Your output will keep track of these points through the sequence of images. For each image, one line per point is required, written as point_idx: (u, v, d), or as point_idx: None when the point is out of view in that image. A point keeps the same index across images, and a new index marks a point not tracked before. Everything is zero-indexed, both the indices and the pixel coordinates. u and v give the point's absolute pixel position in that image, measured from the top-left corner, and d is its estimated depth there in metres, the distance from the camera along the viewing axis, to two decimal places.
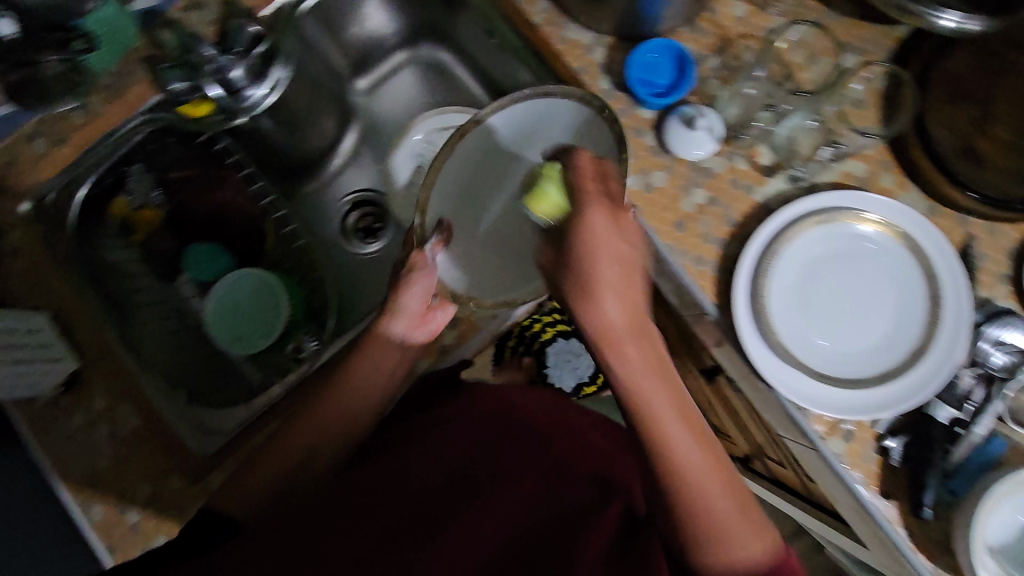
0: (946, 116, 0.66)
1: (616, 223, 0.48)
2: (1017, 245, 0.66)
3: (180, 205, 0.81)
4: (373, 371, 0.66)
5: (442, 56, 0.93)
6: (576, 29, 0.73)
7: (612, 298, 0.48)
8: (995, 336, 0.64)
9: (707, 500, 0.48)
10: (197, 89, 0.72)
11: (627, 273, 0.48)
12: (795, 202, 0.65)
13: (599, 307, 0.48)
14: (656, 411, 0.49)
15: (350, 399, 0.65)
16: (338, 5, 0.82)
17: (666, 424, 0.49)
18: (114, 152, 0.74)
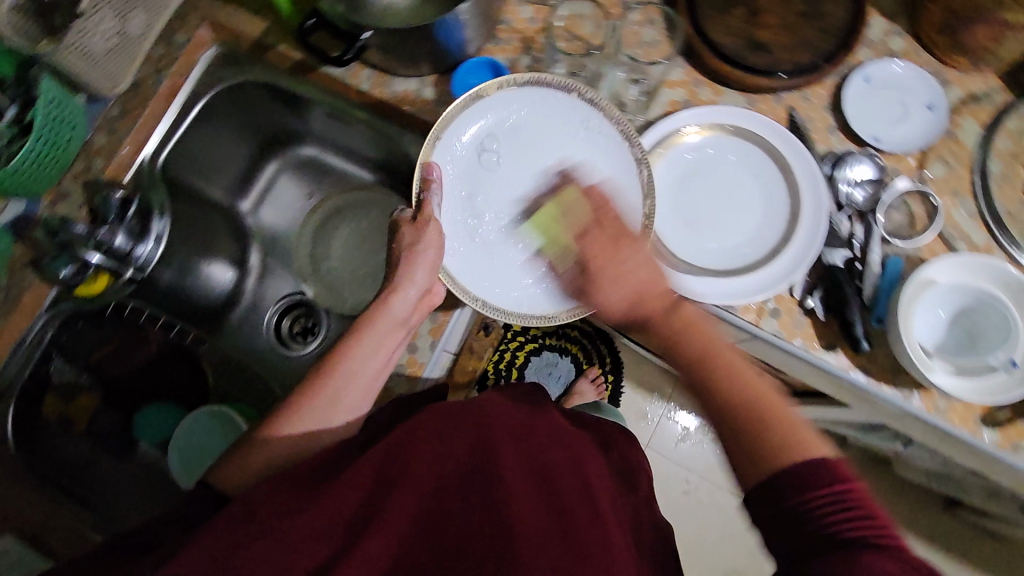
0: (725, 24, 0.77)
1: (597, 222, 0.62)
2: (830, 100, 0.76)
3: (111, 382, 0.84)
4: (373, 363, 0.68)
5: (309, 151, 0.99)
6: (402, 81, 0.81)
7: (643, 260, 0.58)
8: (847, 176, 0.73)
9: (727, 394, 0.49)
10: (83, 268, 0.73)
11: (599, 208, 0.64)
12: (652, 127, 0.74)
13: (629, 281, 0.57)
14: (688, 336, 0.53)
15: (351, 382, 0.67)
16: (195, 148, 0.88)
17: (725, 361, 0.50)
18: (28, 359, 0.75)
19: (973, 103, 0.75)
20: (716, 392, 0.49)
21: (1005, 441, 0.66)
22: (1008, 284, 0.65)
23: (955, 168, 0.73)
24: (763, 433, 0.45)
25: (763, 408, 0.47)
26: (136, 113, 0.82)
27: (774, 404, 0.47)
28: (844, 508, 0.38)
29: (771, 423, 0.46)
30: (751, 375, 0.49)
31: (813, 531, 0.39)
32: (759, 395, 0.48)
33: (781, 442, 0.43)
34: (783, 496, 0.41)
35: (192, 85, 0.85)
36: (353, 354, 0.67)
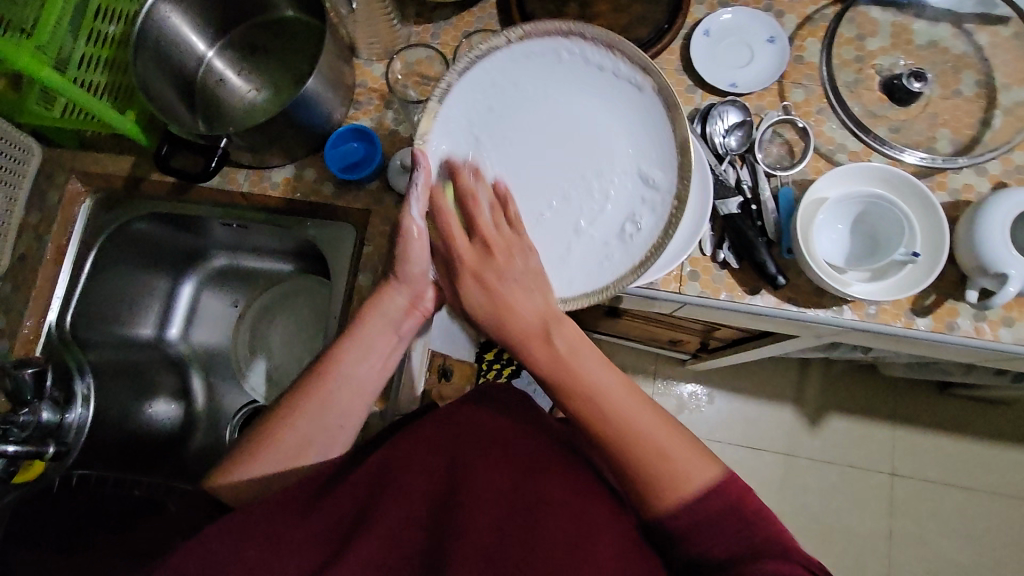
0: None
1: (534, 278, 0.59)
2: (681, 62, 0.78)
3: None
4: (372, 357, 0.66)
5: (220, 261, 0.99)
6: (279, 171, 0.81)
7: (525, 295, 0.59)
8: (718, 127, 0.74)
9: (610, 432, 0.55)
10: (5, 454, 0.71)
11: (509, 241, 0.60)
12: None
13: (496, 295, 0.59)
14: (576, 364, 0.57)
15: (344, 385, 0.64)
16: (101, 297, 0.87)
17: (576, 359, 0.57)
18: None
19: (810, 24, 0.78)
20: (609, 430, 0.55)
21: (939, 323, 0.68)
22: (893, 181, 0.67)
23: (814, 87, 0.76)
24: (637, 459, 0.54)
25: (631, 442, 0.54)
26: (28, 284, 0.81)
27: (653, 429, 0.55)
28: (723, 520, 0.50)
29: (654, 458, 0.54)
30: (626, 408, 0.56)
31: (681, 528, 0.51)
32: (617, 417, 0.55)
33: (682, 475, 0.53)
34: (683, 533, 0.51)
35: (78, 238, 0.83)
36: (347, 357, 0.65)
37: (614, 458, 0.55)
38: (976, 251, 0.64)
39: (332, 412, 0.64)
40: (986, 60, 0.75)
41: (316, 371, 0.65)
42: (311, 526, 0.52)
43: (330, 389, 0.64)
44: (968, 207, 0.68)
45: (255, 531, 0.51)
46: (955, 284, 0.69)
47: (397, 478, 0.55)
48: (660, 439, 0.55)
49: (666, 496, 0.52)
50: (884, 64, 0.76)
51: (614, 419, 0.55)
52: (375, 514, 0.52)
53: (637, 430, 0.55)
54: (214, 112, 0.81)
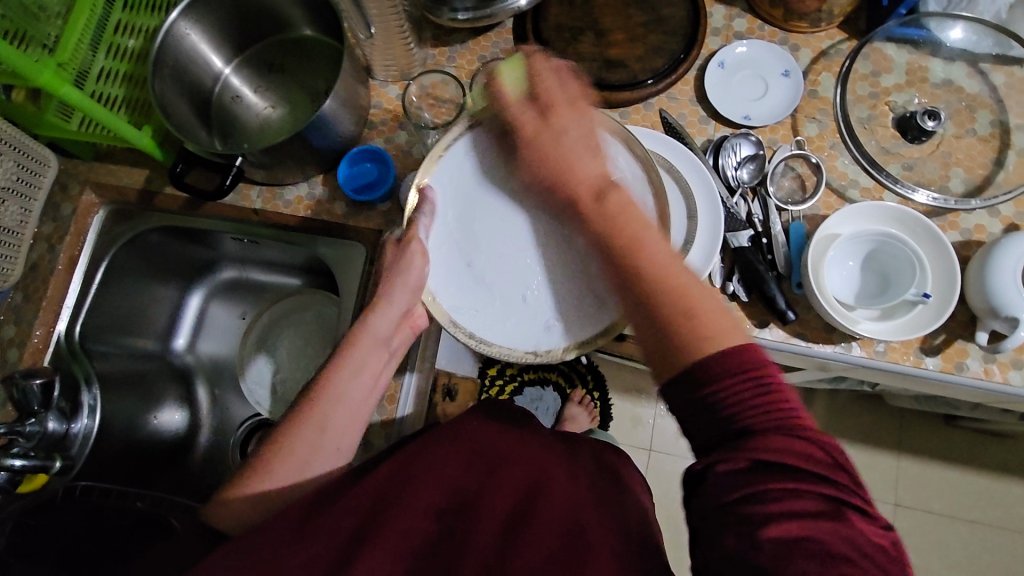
0: (577, 54, 0.79)
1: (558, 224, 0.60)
2: (695, 92, 0.78)
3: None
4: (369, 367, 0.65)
5: (228, 274, 0.99)
6: (291, 188, 0.82)
7: (585, 157, 0.55)
8: (730, 160, 0.74)
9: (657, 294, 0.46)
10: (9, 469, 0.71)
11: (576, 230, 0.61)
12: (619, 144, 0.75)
13: (568, 161, 0.55)
14: (626, 218, 0.50)
15: (337, 406, 0.62)
16: (109, 308, 0.87)
17: (637, 229, 0.49)
18: None
19: (825, 59, 0.78)
20: (658, 291, 0.46)
21: (948, 364, 0.68)
22: (904, 219, 0.67)
23: (827, 122, 0.76)
24: (672, 314, 0.45)
25: (684, 305, 0.45)
26: (39, 294, 0.81)
27: (705, 298, 0.46)
28: (750, 382, 0.41)
29: (693, 321, 0.44)
30: (677, 274, 0.47)
31: (716, 387, 0.41)
32: (669, 274, 0.47)
33: (709, 326, 0.44)
34: (707, 382, 0.42)
35: (90, 248, 0.84)
36: (341, 376, 0.63)
37: (659, 320, 0.46)
38: (987, 293, 0.64)
39: (324, 437, 0.61)
40: (999, 101, 0.75)
41: (305, 395, 0.63)
42: (310, 548, 0.50)
43: (323, 408, 0.61)
44: (980, 249, 0.68)
45: (254, 562, 0.49)
46: (965, 325, 0.68)
47: (400, 494, 0.56)
48: (711, 309, 0.45)
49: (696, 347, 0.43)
50: (899, 101, 0.76)
51: (645, 260, 0.48)
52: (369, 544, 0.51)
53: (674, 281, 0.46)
54: (230, 128, 0.82)
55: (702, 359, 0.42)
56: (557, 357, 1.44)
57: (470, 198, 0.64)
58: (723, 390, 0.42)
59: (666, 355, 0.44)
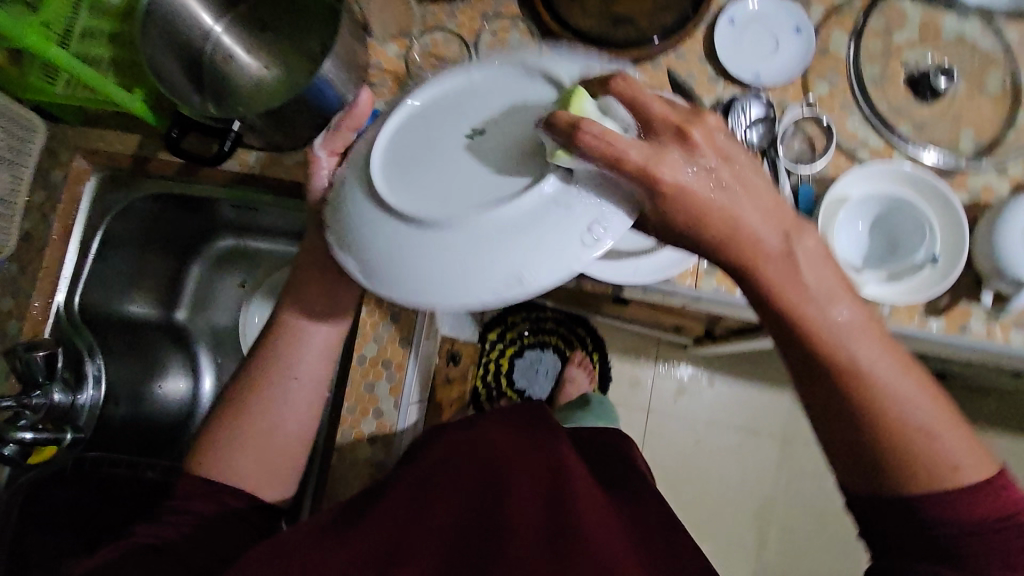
0: (582, 10, 0.76)
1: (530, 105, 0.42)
2: (704, 50, 0.76)
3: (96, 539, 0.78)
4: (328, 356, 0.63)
5: (227, 242, 0.97)
6: (289, 154, 0.79)
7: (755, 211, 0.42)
8: (742, 120, 0.72)
9: (880, 430, 0.43)
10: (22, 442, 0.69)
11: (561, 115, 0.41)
12: None
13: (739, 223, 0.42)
14: (851, 345, 0.42)
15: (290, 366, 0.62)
16: (106, 277, 0.86)
17: (848, 347, 0.42)
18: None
19: (837, 14, 0.76)
20: (872, 414, 0.43)
21: (952, 325, 0.69)
22: (915, 182, 0.67)
23: (838, 81, 0.74)
24: (904, 455, 0.42)
25: (906, 442, 0.42)
26: (34, 265, 0.79)
27: (917, 415, 0.43)
28: (992, 520, 0.41)
29: (923, 456, 0.42)
30: (893, 395, 0.42)
31: (937, 520, 0.42)
32: (889, 410, 0.43)
33: (936, 446, 0.42)
34: (940, 533, 0.42)
35: (85, 217, 0.83)
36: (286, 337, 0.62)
37: (874, 449, 0.43)
38: (994, 255, 0.64)
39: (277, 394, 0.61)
40: (1012, 58, 0.74)
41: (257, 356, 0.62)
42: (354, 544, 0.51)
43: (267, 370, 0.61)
44: (988, 210, 0.68)
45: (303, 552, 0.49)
46: (970, 287, 0.69)
47: (428, 489, 0.58)
48: (925, 427, 0.43)
49: (920, 485, 0.42)
50: (910, 60, 0.75)
51: (863, 391, 0.43)
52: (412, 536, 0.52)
53: (893, 421, 0.42)
54: (222, 90, 0.78)
55: (938, 501, 0.42)
56: (557, 320, 1.45)
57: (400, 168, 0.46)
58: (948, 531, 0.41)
59: (875, 480, 0.44)
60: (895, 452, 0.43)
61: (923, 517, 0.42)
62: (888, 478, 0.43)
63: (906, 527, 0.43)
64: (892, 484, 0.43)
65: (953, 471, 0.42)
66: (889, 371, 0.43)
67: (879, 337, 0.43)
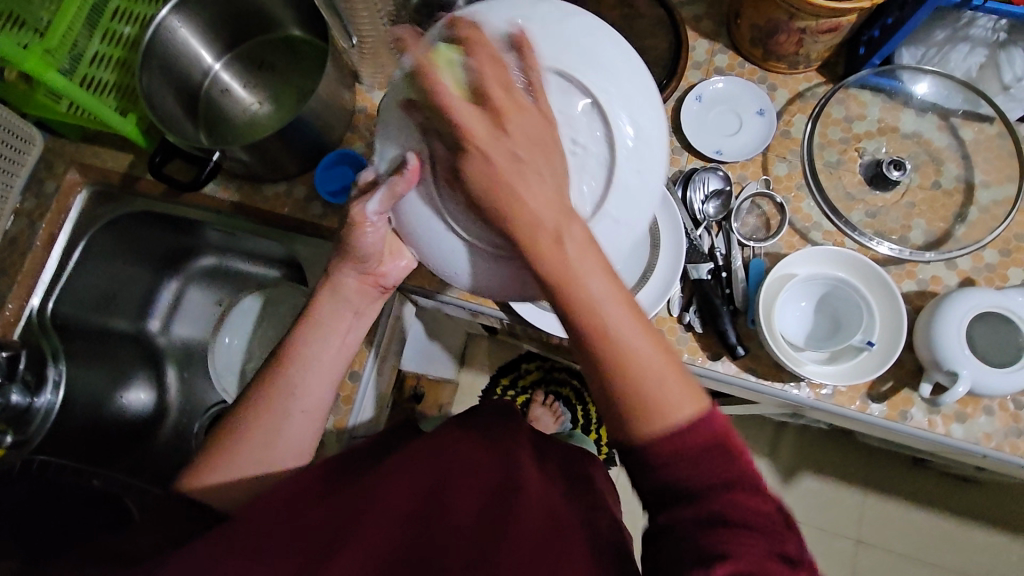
0: None
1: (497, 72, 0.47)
2: (671, 124, 0.80)
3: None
4: (318, 385, 0.65)
5: (207, 261, 1.01)
6: (271, 185, 0.83)
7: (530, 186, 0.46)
8: (698, 193, 0.76)
9: (620, 375, 0.44)
10: None
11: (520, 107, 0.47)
12: None
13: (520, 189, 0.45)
14: (583, 271, 0.45)
15: (304, 368, 0.65)
16: (83, 286, 0.88)
17: (581, 280, 0.45)
18: None
19: (800, 100, 0.80)
20: (600, 360, 0.45)
21: (893, 411, 0.69)
22: (859, 267, 0.69)
23: (797, 163, 0.77)
24: (629, 390, 0.44)
25: (627, 371, 0.44)
26: (14, 269, 0.83)
27: (641, 342, 0.45)
28: (703, 454, 0.42)
29: (640, 380, 0.44)
30: (613, 315, 0.45)
31: (658, 455, 0.43)
32: (616, 348, 0.45)
33: (663, 407, 0.43)
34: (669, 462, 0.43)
35: (70, 227, 0.85)
36: (306, 337, 0.66)
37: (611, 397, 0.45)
38: (932, 345, 0.65)
39: (271, 399, 0.64)
40: (968, 155, 0.77)
41: (281, 353, 0.66)
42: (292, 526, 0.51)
43: (289, 369, 0.65)
44: (932, 300, 0.69)
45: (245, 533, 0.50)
46: (912, 374, 0.70)
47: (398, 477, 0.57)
48: (646, 348, 0.45)
49: (644, 424, 0.43)
50: (868, 149, 0.78)
51: (586, 311, 0.45)
52: (349, 535, 0.49)
53: (621, 355, 0.45)
54: (217, 122, 0.84)
55: (647, 445, 0.43)
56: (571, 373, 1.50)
57: (480, 200, 0.50)
58: (676, 455, 0.42)
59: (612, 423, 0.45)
60: (615, 379, 0.44)
61: (639, 456, 0.44)
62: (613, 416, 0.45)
63: (637, 464, 0.44)
64: (618, 427, 0.45)
65: (675, 394, 0.44)
66: (612, 291, 0.46)
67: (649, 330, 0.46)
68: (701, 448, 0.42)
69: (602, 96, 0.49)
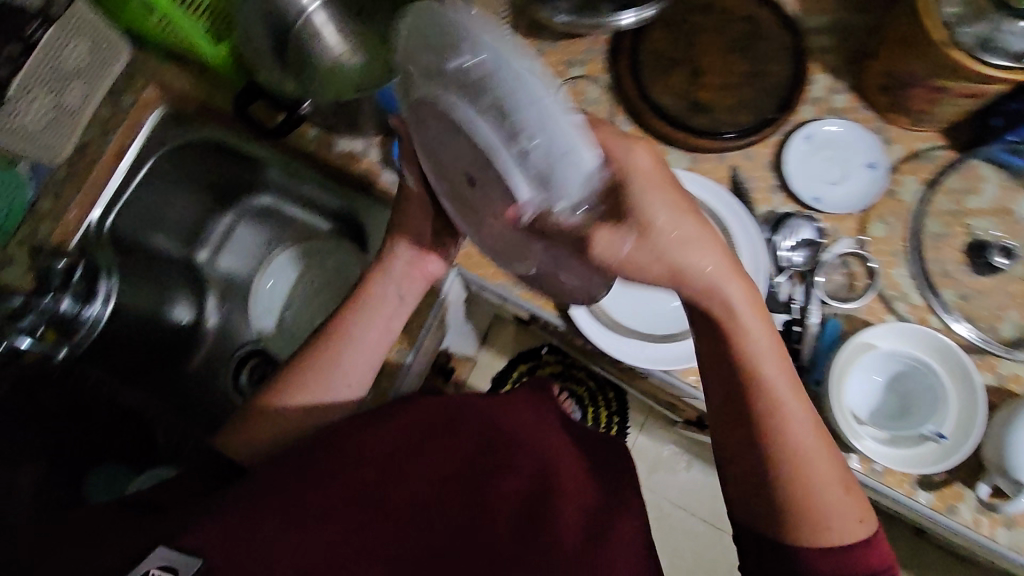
0: (665, 87, 0.76)
1: (678, 209, 0.45)
2: (773, 159, 0.76)
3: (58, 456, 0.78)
4: (361, 362, 0.67)
5: (264, 201, 0.97)
6: (346, 141, 0.80)
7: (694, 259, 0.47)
8: (787, 240, 0.72)
9: (785, 490, 0.51)
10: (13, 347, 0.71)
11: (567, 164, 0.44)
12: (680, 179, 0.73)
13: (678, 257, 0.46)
14: (779, 402, 0.52)
15: (352, 349, 0.66)
16: (144, 204, 0.88)
17: (784, 413, 0.51)
18: None
19: (915, 161, 0.75)
20: (778, 458, 0.51)
21: (941, 503, 0.66)
22: (942, 351, 0.65)
23: (897, 226, 0.73)
24: (796, 507, 0.50)
25: (801, 490, 0.51)
26: (81, 177, 0.82)
27: (821, 462, 0.51)
28: (854, 554, 0.50)
29: (812, 494, 0.50)
30: (801, 428, 0.52)
31: (803, 554, 0.50)
32: (794, 466, 0.51)
33: (821, 522, 0.50)
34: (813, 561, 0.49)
35: (140, 143, 0.84)
36: (353, 319, 0.67)
37: (775, 497, 0.51)
38: (1003, 450, 0.62)
39: (311, 370, 0.65)
40: None
41: (325, 334, 0.67)
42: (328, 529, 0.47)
43: (338, 350, 0.66)
44: (1011, 401, 0.65)
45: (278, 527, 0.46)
46: (970, 470, 0.67)
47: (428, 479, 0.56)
48: (817, 464, 0.51)
49: (801, 532, 0.50)
50: (975, 227, 0.73)
51: (781, 430, 0.51)
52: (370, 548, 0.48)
53: (795, 467, 0.51)
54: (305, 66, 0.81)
55: (808, 548, 0.50)
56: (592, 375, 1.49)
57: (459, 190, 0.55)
58: (818, 555, 0.49)
59: (769, 513, 0.52)
60: (785, 495, 0.51)
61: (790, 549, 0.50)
62: (770, 511, 0.52)
63: (775, 554, 0.51)
64: (782, 527, 0.51)
65: (841, 524, 0.50)
66: (800, 419, 0.52)
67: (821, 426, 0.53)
68: (835, 554, 0.49)
69: (524, 133, 0.40)
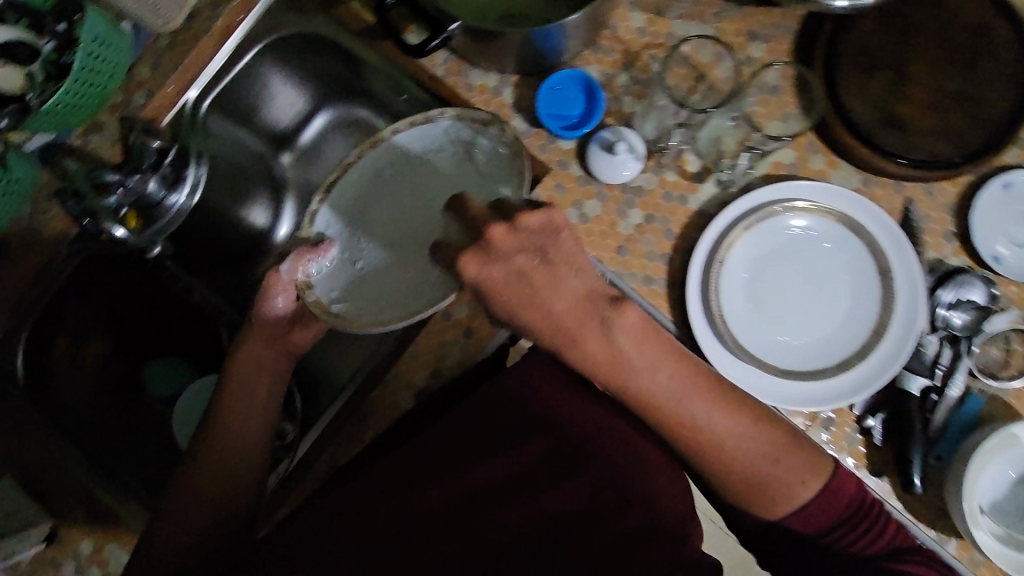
0: (859, 91, 0.66)
1: (635, 337, 0.45)
2: (956, 201, 0.66)
3: None
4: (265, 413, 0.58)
5: (361, 113, 0.86)
6: (479, 74, 0.72)
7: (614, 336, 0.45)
8: (949, 296, 0.64)
9: (736, 476, 0.48)
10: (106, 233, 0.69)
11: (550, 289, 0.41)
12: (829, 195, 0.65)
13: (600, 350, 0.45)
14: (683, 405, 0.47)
15: (244, 394, 0.57)
16: (240, 94, 0.80)
17: (704, 425, 0.47)
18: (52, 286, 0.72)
19: None
20: (708, 466, 0.48)
21: None
22: None
23: None
24: (759, 490, 0.48)
25: (760, 478, 0.47)
26: (184, 51, 0.74)
27: (758, 446, 0.48)
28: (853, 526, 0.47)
29: (775, 478, 0.47)
30: (722, 422, 0.47)
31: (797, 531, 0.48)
32: (731, 454, 0.47)
33: (787, 493, 0.47)
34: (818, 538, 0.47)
35: (250, 26, 0.76)
36: (227, 411, 0.57)
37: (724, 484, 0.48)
38: None
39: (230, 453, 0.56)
40: None
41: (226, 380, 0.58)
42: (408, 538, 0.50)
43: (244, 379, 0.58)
44: None
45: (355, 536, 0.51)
46: None
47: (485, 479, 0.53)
48: (757, 444, 0.47)
49: (774, 507, 0.48)
50: None
51: (703, 438, 0.47)
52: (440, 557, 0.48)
53: (731, 452, 0.47)
54: None
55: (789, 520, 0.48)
56: None
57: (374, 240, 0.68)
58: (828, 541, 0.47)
59: (746, 501, 0.49)
60: (738, 482, 0.48)
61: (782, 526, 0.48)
62: (741, 493, 0.48)
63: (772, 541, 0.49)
64: (753, 505, 0.49)
65: (801, 488, 0.47)
66: (697, 410, 0.47)
67: (737, 410, 0.48)
68: (831, 517, 0.48)
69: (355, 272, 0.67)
